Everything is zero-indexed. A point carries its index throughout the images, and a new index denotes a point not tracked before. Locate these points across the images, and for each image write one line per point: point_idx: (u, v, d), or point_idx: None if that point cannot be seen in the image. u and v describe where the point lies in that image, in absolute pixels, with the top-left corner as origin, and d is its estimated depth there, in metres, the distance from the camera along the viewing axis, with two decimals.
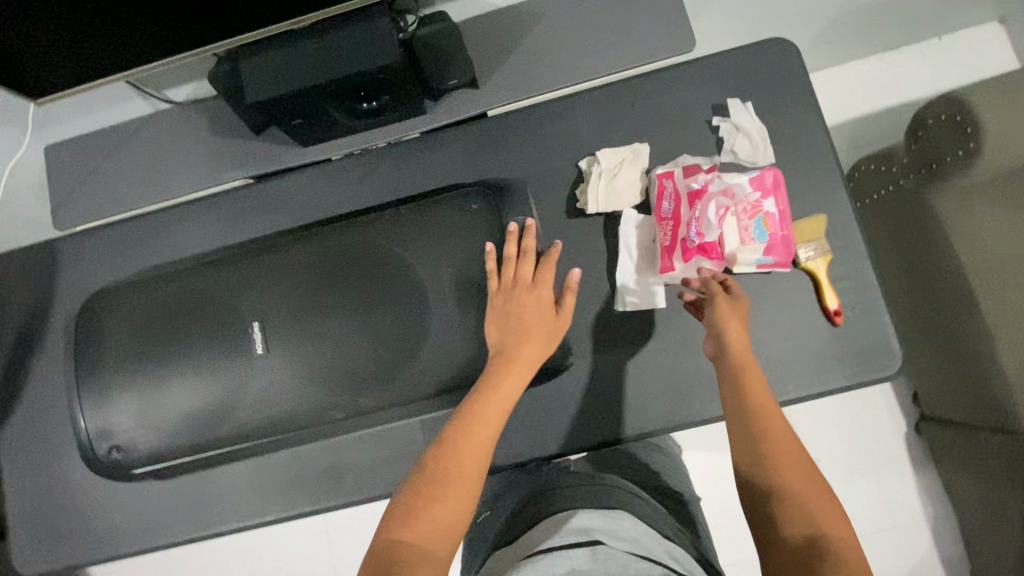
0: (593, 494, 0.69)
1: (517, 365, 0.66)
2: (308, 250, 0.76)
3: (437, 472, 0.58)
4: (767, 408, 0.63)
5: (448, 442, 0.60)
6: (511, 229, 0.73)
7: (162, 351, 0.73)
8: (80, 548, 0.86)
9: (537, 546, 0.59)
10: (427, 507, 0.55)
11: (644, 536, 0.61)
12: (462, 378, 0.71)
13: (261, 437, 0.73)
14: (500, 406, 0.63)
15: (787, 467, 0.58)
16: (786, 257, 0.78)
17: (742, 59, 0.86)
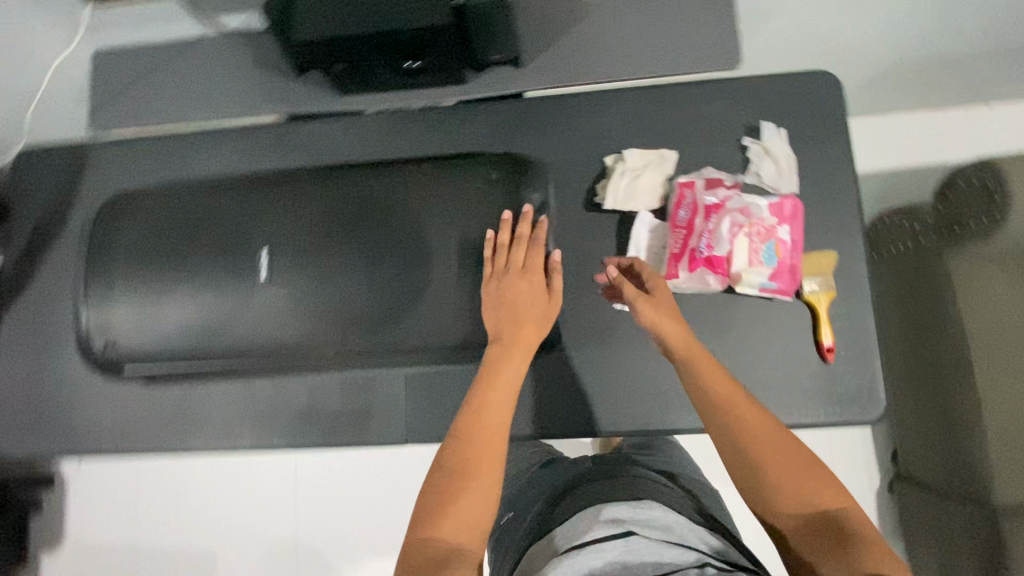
0: (622, 487, 0.74)
1: (518, 350, 0.69)
2: (327, 190, 0.77)
3: (457, 464, 0.61)
4: (738, 405, 0.65)
5: (461, 440, 0.62)
6: (507, 217, 0.74)
7: (168, 260, 0.73)
8: (62, 439, 0.89)
9: (574, 536, 0.64)
10: (455, 500, 0.58)
11: (677, 524, 0.66)
12: (455, 341, 0.74)
13: (250, 359, 0.73)
14: (504, 394, 0.66)
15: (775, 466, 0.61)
16: (790, 286, 0.79)
17: (783, 85, 0.86)
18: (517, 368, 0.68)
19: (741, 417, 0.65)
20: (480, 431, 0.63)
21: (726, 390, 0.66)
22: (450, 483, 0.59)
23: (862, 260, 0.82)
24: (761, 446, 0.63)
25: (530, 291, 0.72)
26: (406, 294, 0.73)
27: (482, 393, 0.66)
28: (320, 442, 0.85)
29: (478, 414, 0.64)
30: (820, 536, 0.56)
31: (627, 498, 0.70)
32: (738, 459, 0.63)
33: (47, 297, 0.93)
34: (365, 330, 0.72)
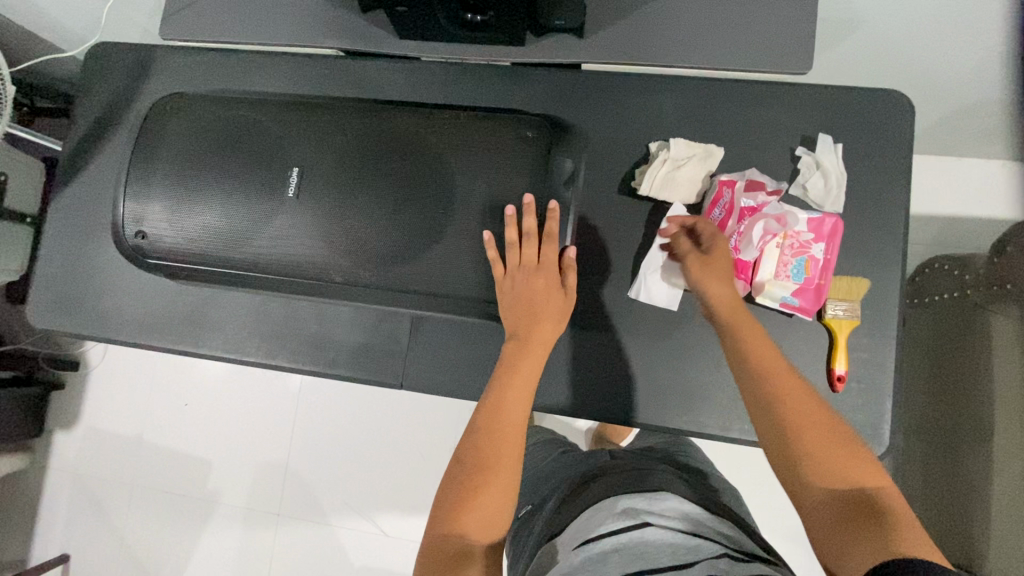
0: (635, 478, 0.74)
1: (536, 349, 0.69)
2: (364, 125, 0.77)
3: (476, 459, 0.63)
4: (779, 376, 0.65)
5: (478, 436, 0.64)
6: (510, 212, 0.71)
7: (206, 166, 0.74)
8: (88, 323, 0.95)
9: (591, 528, 0.65)
10: (477, 493, 0.61)
11: (690, 517, 0.66)
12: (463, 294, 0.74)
13: (267, 275, 0.74)
14: (522, 394, 0.67)
15: (811, 441, 0.60)
16: (812, 305, 0.76)
17: (850, 100, 0.82)
18: (535, 367, 0.69)
19: (781, 392, 0.64)
20: (498, 433, 0.64)
21: (769, 362, 0.66)
22: (472, 477, 0.61)
23: (895, 296, 0.78)
24: (799, 419, 0.61)
25: (546, 291, 0.72)
26: (417, 237, 0.73)
27: (498, 395, 0.67)
28: (322, 371, 0.89)
29: (495, 414, 0.66)
30: (850, 512, 0.55)
31: (643, 487, 0.70)
32: (771, 433, 0.62)
33: (95, 190, 0.98)
34: (371, 265, 0.73)
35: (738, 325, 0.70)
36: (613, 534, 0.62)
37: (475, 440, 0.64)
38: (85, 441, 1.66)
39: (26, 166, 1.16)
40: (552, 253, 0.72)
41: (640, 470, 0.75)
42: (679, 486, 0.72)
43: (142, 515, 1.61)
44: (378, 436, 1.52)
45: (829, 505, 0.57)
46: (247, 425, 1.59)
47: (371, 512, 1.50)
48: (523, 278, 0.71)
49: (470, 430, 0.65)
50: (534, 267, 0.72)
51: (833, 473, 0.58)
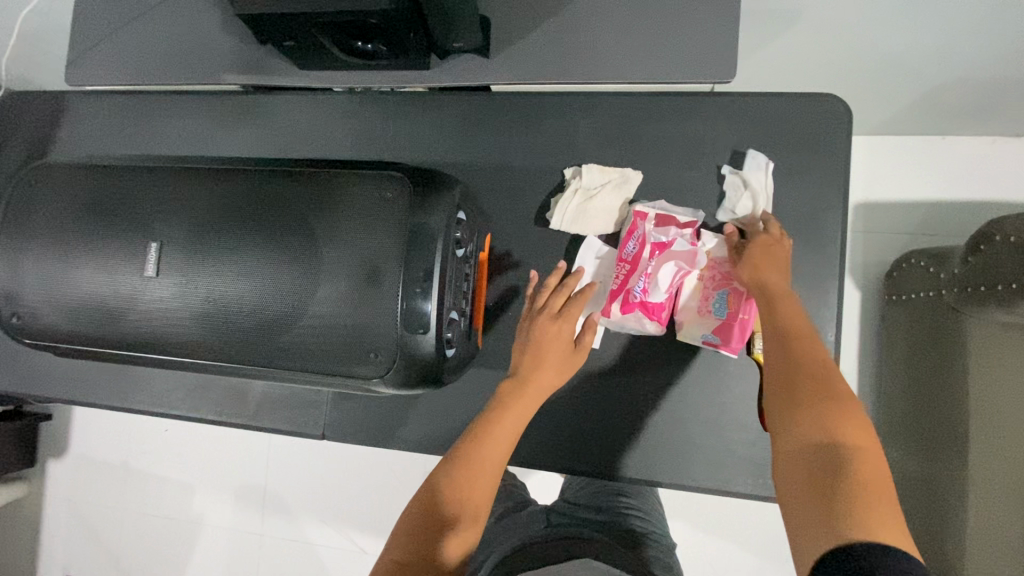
0: (558, 547, 0.68)
1: (533, 392, 0.66)
2: (227, 180, 0.64)
3: (449, 485, 0.59)
4: (804, 346, 0.56)
5: (461, 458, 0.61)
6: (557, 264, 0.71)
7: (71, 240, 0.65)
8: (18, 382, 0.94)
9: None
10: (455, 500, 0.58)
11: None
12: (338, 368, 0.58)
13: (142, 355, 0.64)
14: (510, 431, 0.64)
15: (810, 403, 0.51)
16: (737, 342, 0.70)
17: (781, 110, 0.75)
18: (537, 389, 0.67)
19: (803, 357, 0.55)
20: (478, 464, 0.60)
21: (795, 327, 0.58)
22: (454, 478, 0.59)
23: (832, 327, 0.73)
24: (805, 380, 0.53)
25: (556, 338, 0.68)
26: (288, 310, 0.59)
27: (487, 423, 0.64)
28: (243, 424, 0.87)
29: (480, 442, 0.62)
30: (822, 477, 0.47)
31: (567, 555, 0.65)
32: (773, 393, 0.55)
33: None
34: (238, 342, 0.60)
35: (772, 288, 0.62)
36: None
37: (454, 461, 0.60)
38: (76, 468, 1.71)
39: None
40: (577, 311, 0.68)
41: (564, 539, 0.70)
42: (607, 554, 0.67)
43: (134, 538, 1.66)
44: (351, 455, 1.52)
45: (799, 469, 0.49)
46: (225, 449, 1.60)
47: (347, 530, 1.51)
48: (539, 322, 0.69)
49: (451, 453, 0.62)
50: (555, 314, 0.69)
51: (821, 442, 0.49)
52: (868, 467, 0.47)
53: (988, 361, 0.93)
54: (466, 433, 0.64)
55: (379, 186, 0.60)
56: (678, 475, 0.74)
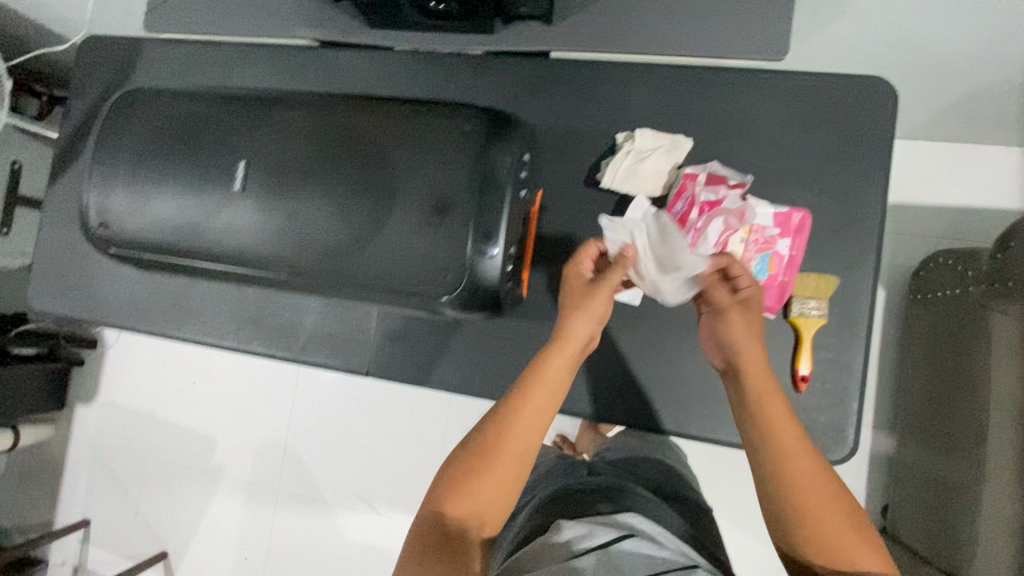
0: (603, 497, 0.71)
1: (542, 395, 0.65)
2: (309, 109, 0.68)
3: (455, 496, 0.61)
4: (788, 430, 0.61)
5: (465, 470, 0.62)
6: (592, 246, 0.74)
7: (162, 158, 0.69)
8: (82, 307, 0.99)
9: (576, 539, 0.61)
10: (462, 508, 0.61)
11: (660, 531, 0.65)
12: (408, 289, 0.62)
13: (221, 266, 0.68)
14: (518, 437, 0.63)
15: (823, 514, 0.57)
16: (775, 303, 0.75)
17: (831, 88, 0.78)
18: (554, 382, 0.66)
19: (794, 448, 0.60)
20: (481, 475, 0.61)
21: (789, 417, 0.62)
22: (460, 487, 0.61)
23: (868, 297, 0.75)
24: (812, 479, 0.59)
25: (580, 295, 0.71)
26: (362, 231, 0.63)
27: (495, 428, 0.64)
28: (293, 357, 0.91)
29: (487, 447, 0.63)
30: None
31: (612, 507, 0.68)
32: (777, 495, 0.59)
33: (78, 177, 1.00)
34: (313, 260, 0.64)
35: (755, 369, 0.66)
36: (600, 544, 0.60)
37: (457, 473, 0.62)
38: (103, 414, 1.76)
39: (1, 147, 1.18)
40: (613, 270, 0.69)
41: (609, 488, 0.72)
42: (650, 510, 0.70)
43: (155, 485, 1.70)
44: (371, 420, 1.56)
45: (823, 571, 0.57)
46: (248, 405, 1.65)
47: (363, 492, 1.55)
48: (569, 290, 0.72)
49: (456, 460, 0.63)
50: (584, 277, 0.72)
51: (836, 553, 0.57)
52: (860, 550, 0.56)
53: (1011, 357, 0.95)
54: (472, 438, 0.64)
55: (455, 121, 0.64)
56: (705, 427, 0.79)
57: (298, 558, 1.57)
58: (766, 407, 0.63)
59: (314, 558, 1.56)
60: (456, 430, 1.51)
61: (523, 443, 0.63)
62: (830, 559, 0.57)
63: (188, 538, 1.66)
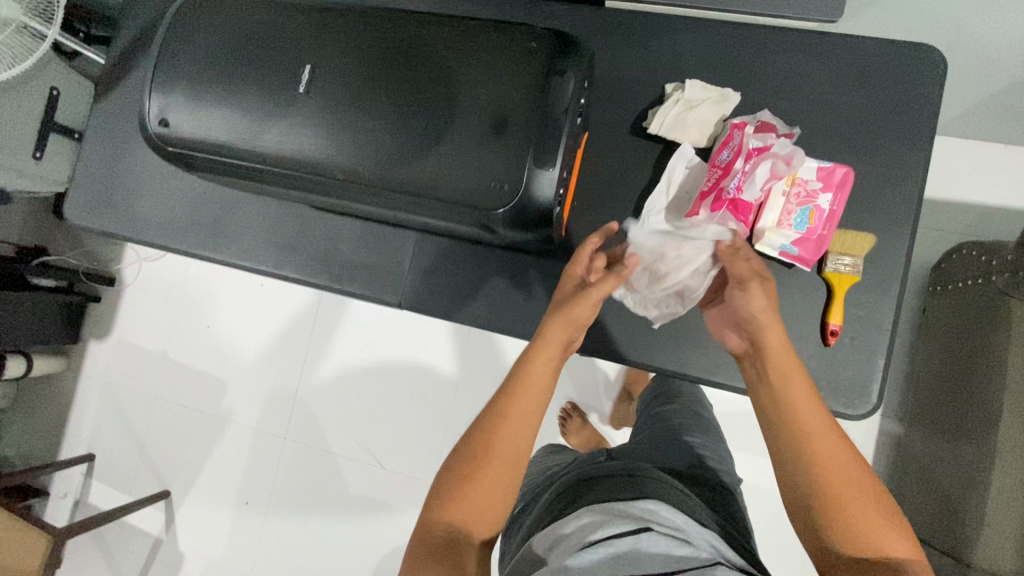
0: (623, 487, 0.66)
1: (534, 387, 0.66)
2: (376, 21, 0.69)
3: (456, 493, 0.61)
4: (803, 423, 0.61)
5: (466, 468, 0.62)
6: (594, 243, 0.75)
7: (228, 62, 0.70)
8: (119, 224, 1.00)
9: (584, 531, 0.57)
10: (457, 513, 0.60)
11: (684, 522, 0.60)
12: (462, 201, 0.64)
13: (276, 170, 0.69)
14: (515, 426, 0.64)
15: (846, 505, 0.57)
16: (811, 255, 0.74)
17: (881, 53, 0.79)
18: (542, 381, 0.67)
19: (809, 444, 0.60)
20: (480, 469, 0.62)
21: (807, 403, 0.61)
22: (461, 483, 0.61)
23: (902, 259, 0.76)
24: (829, 465, 0.58)
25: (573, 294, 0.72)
26: (421, 140, 0.65)
27: (492, 422, 0.64)
28: (326, 284, 0.93)
29: (484, 441, 0.63)
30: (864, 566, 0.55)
31: (632, 495, 0.64)
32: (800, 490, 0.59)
33: (124, 95, 1.00)
34: (370, 166, 0.65)
35: (774, 355, 0.64)
36: (608, 535, 0.55)
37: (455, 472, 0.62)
38: (116, 352, 1.76)
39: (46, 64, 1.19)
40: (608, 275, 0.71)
41: (630, 478, 0.68)
42: (673, 496, 0.66)
43: (162, 425, 1.71)
44: (383, 375, 1.58)
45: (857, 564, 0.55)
46: (262, 353, 1.66)
47: (370, 445, 1.56)
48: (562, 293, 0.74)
49: (455, 461, 0.63)
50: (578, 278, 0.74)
51: (866, 542, 0.56)
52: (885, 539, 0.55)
53: None
54: (468, 436, 0.65)
55: (520, 41, 0.65)
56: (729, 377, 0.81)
57: (300, 505, 1.59)
58: (779, 400, 0.62)
59: (316, 508, 1.58)
60: (468, 391, 1.53)
61: (518, 436, 0.64)
62: (860, 548, 0.56)
63: (191, 480, 1.67)
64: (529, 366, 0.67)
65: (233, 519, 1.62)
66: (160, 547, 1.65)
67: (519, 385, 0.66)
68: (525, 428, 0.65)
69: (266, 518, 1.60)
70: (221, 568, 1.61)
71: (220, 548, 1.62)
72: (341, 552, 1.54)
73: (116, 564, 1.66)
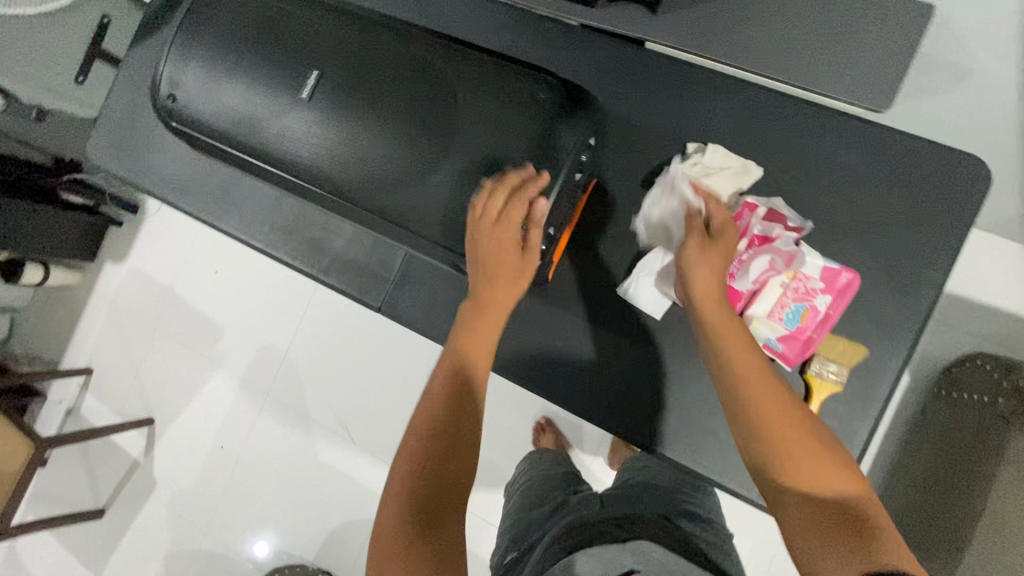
0: (615, 527, 0.62)
1: (477, 357, 0.67)
2: (390, 37, 0.67)
3: (422, 478, 0.60)
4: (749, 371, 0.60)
5: (425, 450, 0.61)
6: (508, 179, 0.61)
7: (240, 48, 0.69)
8: (133, 171, 1.01)
9: None
10: (433, 479, 0.60)
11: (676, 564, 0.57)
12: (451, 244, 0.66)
13: (269, 167, 0.68)
14: (464, 397, 0.65)
15: (787, 453, 0.56)
16: (794, 356, 0.71)
17: (922, 156, 0.73)
18: (490, 335, 0.68)
19: (758, 401, 0.58)
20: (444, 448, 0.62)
21: (749, 367, 0.60)
22: (427, 467, 0.61)
23: (892, 378, 0.72)
24: (771, 423, 0.57)
25: (503, 244, 0.63)
26: (414, 168, 0.64)
27: (439, 400, 0.64)
28: (314, 274, 0.93)
29: (433, 420, 0.63)
30: (841, 528, 0.52)
31: (624, 535, 0.60)
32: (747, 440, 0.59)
33: (155, 45, 1.00)
34: (359, 186, 0.65)
35: (712, 317, 0.63)
36: None
37: (417, 459, 0.61)
38: (127, 277, 1.81)
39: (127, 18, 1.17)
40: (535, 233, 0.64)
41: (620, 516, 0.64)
42: (665, 534, 0.62)
43: (159, 356, 1.77)
44: (367, 355, 1.58)
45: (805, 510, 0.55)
46: (259, 308, 1.68)
47: (344, 418, 1.59)
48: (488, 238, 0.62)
49: (415, 447, 0.62)
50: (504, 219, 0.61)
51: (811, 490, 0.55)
52: (826, 480, 0.55)
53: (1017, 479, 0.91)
54: (421, 419, 0.64)
55: (526, 90, 0.63)
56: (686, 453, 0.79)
57: (269, 461, 1.63)
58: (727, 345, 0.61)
59: (282, 466, 1.62)
60: None
61: (465, 405, 0.65)
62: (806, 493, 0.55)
63: (174, 414, 1.73)
64: (474, 338, 0.68)
65: (207, 456, 1.68)
66: (136, 470, 1.73)
67: (467, 356, 0.67)
68: (472, 394, 0.66)
69: (236, 464, 1.66)
70: (187, 502, 1.68)
71: (190, 483, 1.68)
72: (298, 513, 1.59)
73: (95, 475, 1.75)
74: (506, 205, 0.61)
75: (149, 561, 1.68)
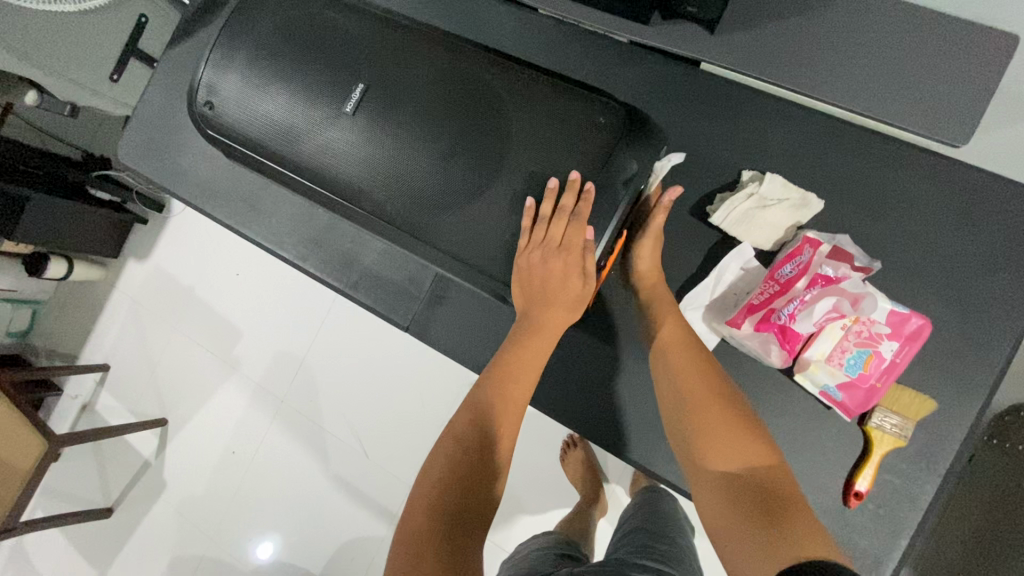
0: None
1: (529, 371, 0.64)
2: (442, 54, 0.65)
3: (458, 472, 0.57)
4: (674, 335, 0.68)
5: (462, 445, 0.59)
6: (553, 185, 0.60)
7: (283, 57, 0.67)
8: (163, 174, 0.99)
9: None
10: (465, 483, 0.56)
11: None
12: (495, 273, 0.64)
13: (306, 180, 0.66)
14: (513, 403, 0.62)
15: (701, 424, 0.61)
16: (855, 406, 0.66)
17: (1000, 194, 0.68)
18: (539, 358, 0.65)
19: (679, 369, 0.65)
20: (485, 447, 0.59)
21: (678, 343, 0.67)
22: (465, 462, 0.57)
23: (961, 434, 0.66)
24: (689, 388, 0.64)
25: (563, 271, 0.63)
26: (461, 191, 0.62)
27: (486, 402, 0.62)
28: (341, 288, 0.90)
29: (478, 419, 0.60)
30: (748, 506, 0.55)
31: None
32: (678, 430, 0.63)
33: (193, 48, 0.98)
34: (400, 206, 0.63)
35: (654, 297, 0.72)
36: None
37: (454, 453, 0.58)
38: (149, 276, 1.79)
39: (167, 18, 1.14)
40: (592, 260, 0.63)
41: None
42: None
43: (175, 357, 1.75)
44: (384, 368, 1.54)
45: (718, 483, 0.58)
46: (277, 311, 1.66)
47: (357, 428, 1.55)
48: (542, 254, 0.62)
49: (455, 441, 0.59)
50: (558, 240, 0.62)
51: (705, 448, 0.60)
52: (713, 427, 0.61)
53: None
54: (463, 417, 0.61)
55: (585, 116, 0.62)
56: None
57: (279, 469, 1.60)
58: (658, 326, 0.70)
59: (293, 473, 1.59)
60: None
61: (513, 410, 0.62)
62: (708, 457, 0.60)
63: (187, 417, 1.71)
64: (523, 349, 0.65)
65: (218, 460, 1.65)
66: (146, 470, 1.71)
67: (519, 368, 0.64)
68: (520, 402, 0.63)
69: (247, 470, 1.63)
70: (195, 505, 1.65)
71: (200, 487, 1.66)
72: (309, 518, 1.55)
73: (106, 474, 1.73)
74: (565, 231, 0.62)
75: (155, 563, 1.65)
